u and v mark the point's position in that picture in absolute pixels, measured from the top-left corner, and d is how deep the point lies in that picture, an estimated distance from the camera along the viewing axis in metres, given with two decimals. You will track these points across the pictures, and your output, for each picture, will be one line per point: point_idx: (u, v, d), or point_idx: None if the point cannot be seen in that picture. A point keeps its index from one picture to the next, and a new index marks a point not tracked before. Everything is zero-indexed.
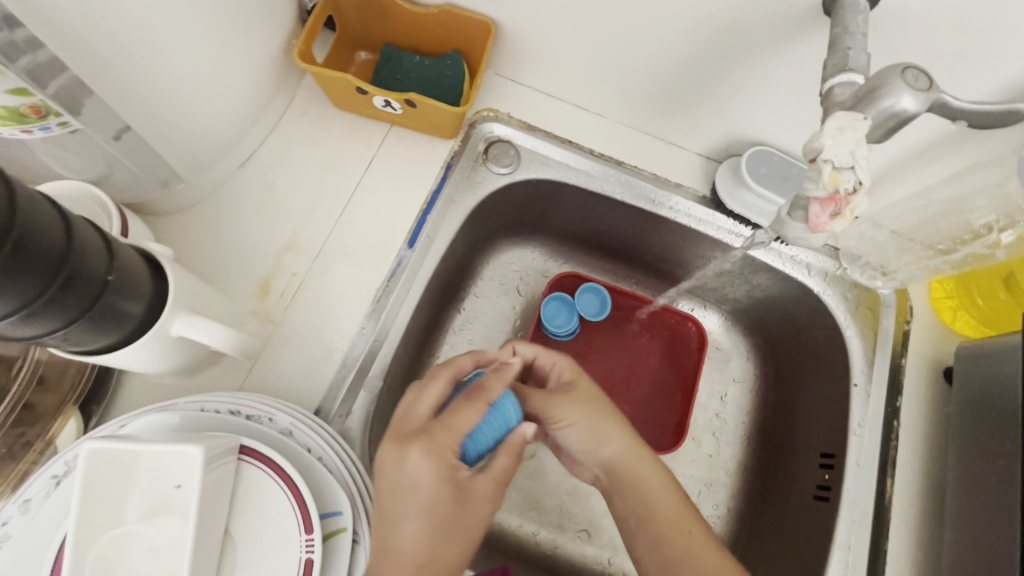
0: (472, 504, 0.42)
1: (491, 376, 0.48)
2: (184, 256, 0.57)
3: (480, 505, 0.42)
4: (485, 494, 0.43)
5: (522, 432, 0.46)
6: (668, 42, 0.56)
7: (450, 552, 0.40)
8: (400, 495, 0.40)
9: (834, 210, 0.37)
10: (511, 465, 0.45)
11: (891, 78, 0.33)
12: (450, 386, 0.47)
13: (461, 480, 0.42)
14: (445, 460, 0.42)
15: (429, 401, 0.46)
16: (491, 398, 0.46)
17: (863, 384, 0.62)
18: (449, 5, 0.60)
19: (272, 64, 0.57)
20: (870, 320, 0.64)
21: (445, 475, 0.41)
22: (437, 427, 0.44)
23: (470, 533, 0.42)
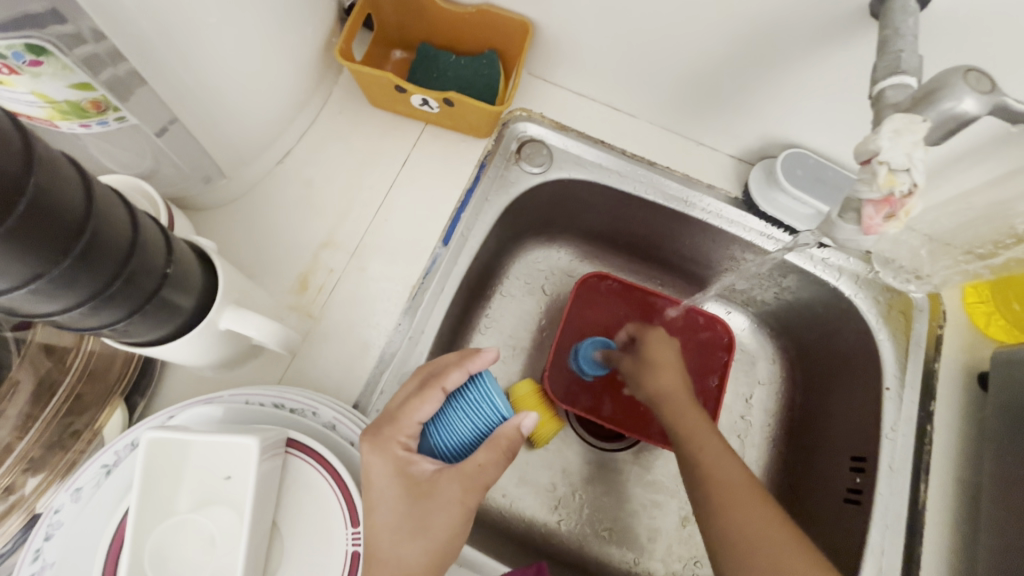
0: (443, 496, 0.41)
1: (458, 367, 0.45)
2: (224, 250, 0.57)
3: (447, 504, 0.41)
4: (454, 491, 0.41)
5: (509, 424, 0.43)
6: (706, 44, 0.56)
7: (414, 548, 0.40)
8: (365, 485, 0.42)
9: (888, 212, 0.37)
10: (493, 462, 0.42)
11: (951, 82, 0.33)
12: (440, 391, 0.44)
13: (414, 470, 0.42)
14: (394, 454, 0.42)
15: (424, 409, 0.44)
16: (451, 388, 0.45)
17: (895, 389, 0.62)
18: (487, 5, 0.60)
19: (312, 62, 0.58)
20: (903, 324, 0.64)
21: (397, 466, 0.42)
22: (409, 427, 0.44)
23: (436, 530, 0.41)
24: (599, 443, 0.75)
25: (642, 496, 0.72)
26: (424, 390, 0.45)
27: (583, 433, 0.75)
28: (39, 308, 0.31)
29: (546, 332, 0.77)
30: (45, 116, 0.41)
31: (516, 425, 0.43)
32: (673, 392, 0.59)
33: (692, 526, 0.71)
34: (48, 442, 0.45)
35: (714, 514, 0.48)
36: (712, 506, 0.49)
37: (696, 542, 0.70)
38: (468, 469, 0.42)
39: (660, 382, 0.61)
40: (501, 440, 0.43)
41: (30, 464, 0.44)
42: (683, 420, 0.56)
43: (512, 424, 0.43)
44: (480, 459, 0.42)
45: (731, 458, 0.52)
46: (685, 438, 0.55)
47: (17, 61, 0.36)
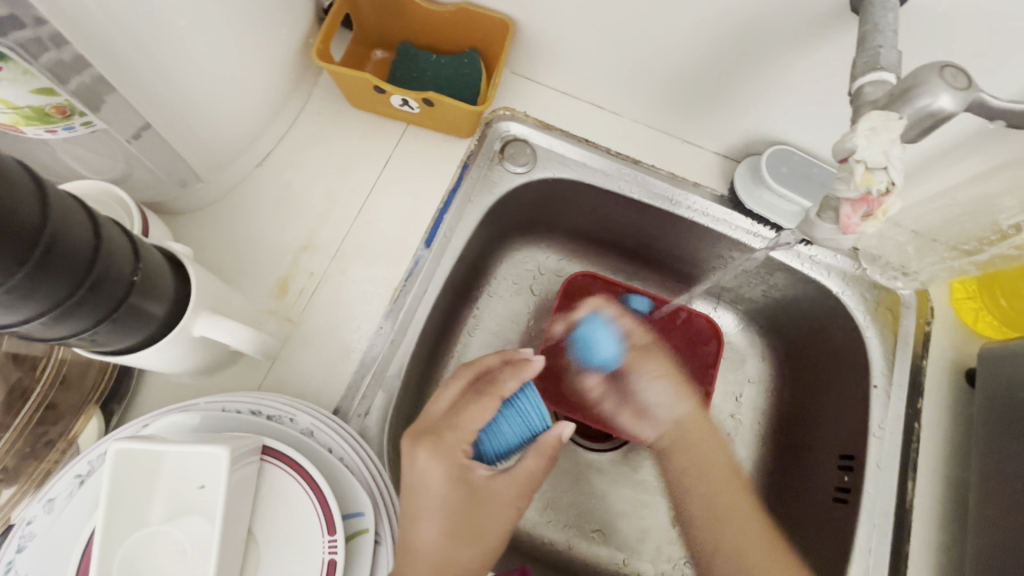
0: (498, 501, 0.43)
1: (512, 375, 0.48)
2: (202, 256, 0.57)
3: (504, 509, 0.43)
4: (510, 496, 0.44)
5: (554, 433, 0.46)
6: (688, 41, 0.55)
7: (469, 550, 0.42)
8: (414, 493, 0.42)
9: (865, 211, 0.37)
10: (540, 468, 0.46)
11: (927, 78, 0.33)
12: (498, 398, 0.46)
13: (475, 477, 0.43)
14: (457, 461, 0.42)
15: (483, 415, 0.45)
16: (507, 395, 0.47)
17: (883, 387, 0.62)
18: (467, 3, 0.59)
19: (290, 63, 0.57)
20: (891, 321, 0.64)
21: (456, 473, 0.42)
22: (469, 434, 0.44)
23: (489, 534, 0.43)
24: (587, 443, 0.74)
25: (631, 496, 0.72)
26: (481, 395, 0.46)
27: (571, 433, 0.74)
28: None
29: (534, 332, 0.76)
30: (10, 122, 0.40)
31: (559, 434, 0.46)
32: (690, 418, 0.63)
33: None
34: (21, 452, 0.44)
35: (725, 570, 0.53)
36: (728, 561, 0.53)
37: None
38: (524, 475, 0.45)
39: (698, 441, 0.61)
40: (545, 448, 0.46)
41: (4, 474, 0.43)
42: (711, 474, 0.59)
43: (557, 433, 0.46)
44: (531, 464, 0.45)
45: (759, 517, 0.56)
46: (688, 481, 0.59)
47: None
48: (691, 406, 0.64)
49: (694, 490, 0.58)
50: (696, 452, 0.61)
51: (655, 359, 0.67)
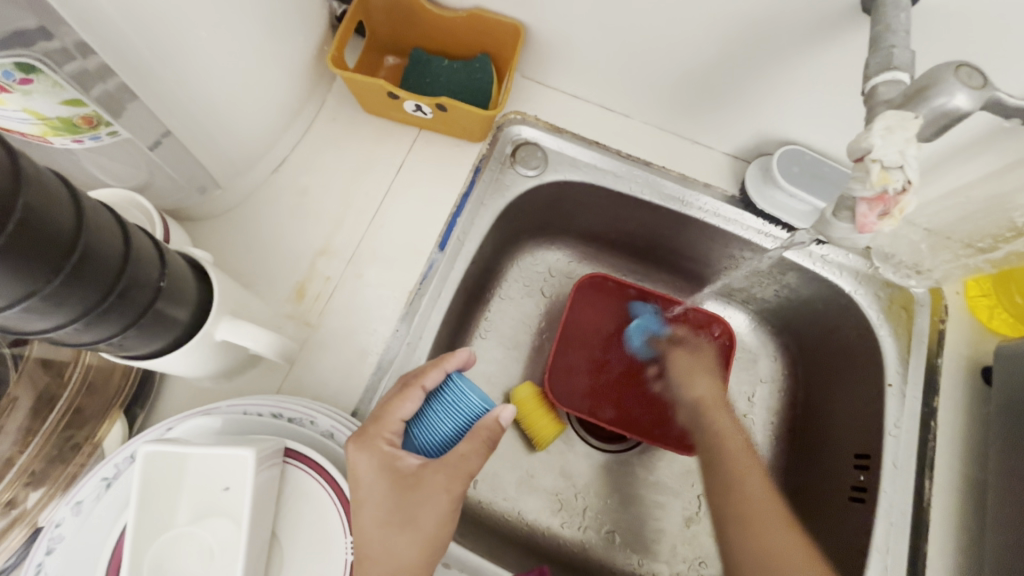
0: (424, 487, 0.41)
1: (435, 367, 0.46)
2: (221, 261, 0.58)
3: (436, 495, 0.41)
4: (439, 482, 0.41)
5: (488, 416, 0.44)
6: (699, 42, 0.56)
7: (401, 540, 0.40)
8: (352, 484, 0.42)
9: (882, 210, 0.37)
10: (476, 452, 0.43)
11: (943, 78, 0.33)
12: (420, 389, 0.45)
13: (401, 465, 0.42)
14: (381, 451, 0.42)
15: (407, 407, 0.45)
16: (430, 386, 0.46)
17: (898, 385, 0.61)
18: (478, 9, 0.60)
19: (305, 71, 0.58)
20: (904, 319, 0.64)
21: (383, 463, 0.42)
22: (394, 424, 0.44)
23: (424, 522, 0.41)
24: (600, 444, 0.75)
25: (645, 497, 0.72)
26: (405, 389, 0.46)
27: (585, 434, 0.75)
28: (33, 325, 0.31)
29: (546, 334, 0.77)
30: (37, 133, 0.41)
31: (496, 416, 0.45)
32: (703, 398, 0.64)
33: (696, 526, 0.71)
34: (49, 456, 0.45)
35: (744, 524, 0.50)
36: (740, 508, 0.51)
37: (700, 542, 0.70)
38: (458, 458, 0.42)
39: (714, 416, 0.62)
40: (482, 430, 0.44)
41: (32, 477, 0.44)
42: (728, 448, 0.57)
43: (492, 415, 0.44)
44: (463, 449, 0.43)
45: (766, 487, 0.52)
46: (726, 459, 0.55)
47: (6, 79, 0.36)
48: (710, 385, 0.66)
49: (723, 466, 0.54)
50: (715, 428, 0.60)
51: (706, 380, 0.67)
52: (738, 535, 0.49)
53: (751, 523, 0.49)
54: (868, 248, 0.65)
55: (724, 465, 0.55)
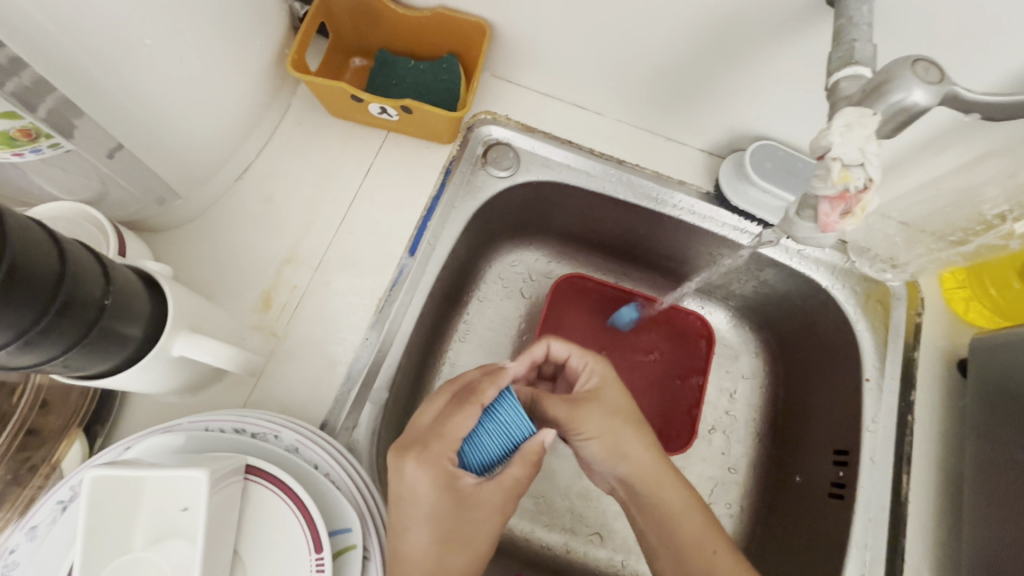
0: (483, 507, 0.43)
1: (492, 383, 0.47)
2: (184, 272, 0.56)
3: (489, 515, 0.43)
4: (497, 502, 0.44)
5: (538, 440, 0.46)
6: (667, 38, 0.55)
7: (458, 556, 0.42)
8: (403, 501, 0.42)
9: (844, 209, 0.36)
10: (526, 476, 0.45)
11: (900, 73, 0.32)
12: (479, 406, 0.45)
13: (461, 485, 0.42)
14: (445, 470, 0.42)
15: (465, 424, 0.44)
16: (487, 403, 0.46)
17: (875, 380, 0.61)
18: (442, 8, 0.58)
19: (265, 75, 0.57)
20: (881, 313, 0.63)
21: (443, 482, 0.42)
22: (456, 442, 0.44)
23: (479, 538, 0.43)
24: None
25: None
26: (464, 405, 0.45)
27: None
28: None
29: (525, 335, 0.76)
30: None
31: (542, 441, 0.46)
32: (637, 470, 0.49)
33: None
34: (4, 480, 0.44)
35: None
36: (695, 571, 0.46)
37: None
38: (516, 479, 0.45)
39: (658, 490, 0.49)
40: (532, 455, 0.46)
41: None
42: (659, 501, 0.49)
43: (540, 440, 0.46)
44: (516, 473, 0.45)
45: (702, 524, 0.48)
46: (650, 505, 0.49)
47: None
48: (647, 453, 0.50)
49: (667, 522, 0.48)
50: (658, 501, 0.49)
51: (597, 409, 0.50)
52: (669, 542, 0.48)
53: (687, 557, 0.46)
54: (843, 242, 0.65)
55: (668, 526, 0.48)
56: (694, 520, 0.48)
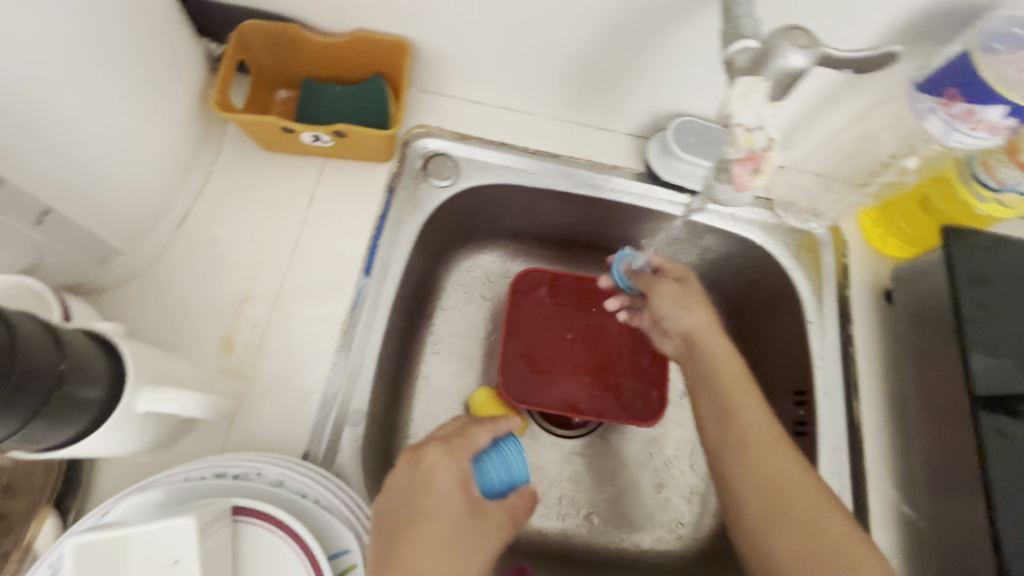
0: (485, 525, 0.42)
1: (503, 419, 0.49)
2: (136, 329, 0.55)
3: (490, 534, 0.42)
4: (499, 521, 0.43)
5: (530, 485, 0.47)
6: (578, 34, 0.58)
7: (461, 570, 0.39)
8: (411, 524, 0.40)
9: (754, 168, 0.40)
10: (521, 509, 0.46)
11: (779, 43, 0.36)
12: (490, 431, 0.47)
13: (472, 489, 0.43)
14: (461, 467, 0.43)
15: (476, 442, 0.46)
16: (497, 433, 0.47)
17: (817, 320, 0.66)
18: (359, 31, 0.60)
19: (190, 119, 0.56)
20: (813, 259, 0.69)
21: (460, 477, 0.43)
22: (473, 447, 0.45)
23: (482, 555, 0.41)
24: (565, 432, 0.76)
25: (616, 472, 0.74)
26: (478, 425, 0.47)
27: (549, 425, 0.76)
28: None
29: (493, 336, 0.78)
30: None
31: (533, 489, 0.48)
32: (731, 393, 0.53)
33: (667, 490, 0.74)
34: None
35: (766, 532, 0.46)
36: (760, 513, 0.47)
37: (673, 504, 0.73)
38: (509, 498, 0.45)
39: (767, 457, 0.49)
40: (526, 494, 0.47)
41: None
42: (755, 448, 0.50)
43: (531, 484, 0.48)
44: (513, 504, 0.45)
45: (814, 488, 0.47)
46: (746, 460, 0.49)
47: None
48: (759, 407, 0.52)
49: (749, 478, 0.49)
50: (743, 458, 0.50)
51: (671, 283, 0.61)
52: (765, 525, 0.47)
53: (782, 511, 0.46)
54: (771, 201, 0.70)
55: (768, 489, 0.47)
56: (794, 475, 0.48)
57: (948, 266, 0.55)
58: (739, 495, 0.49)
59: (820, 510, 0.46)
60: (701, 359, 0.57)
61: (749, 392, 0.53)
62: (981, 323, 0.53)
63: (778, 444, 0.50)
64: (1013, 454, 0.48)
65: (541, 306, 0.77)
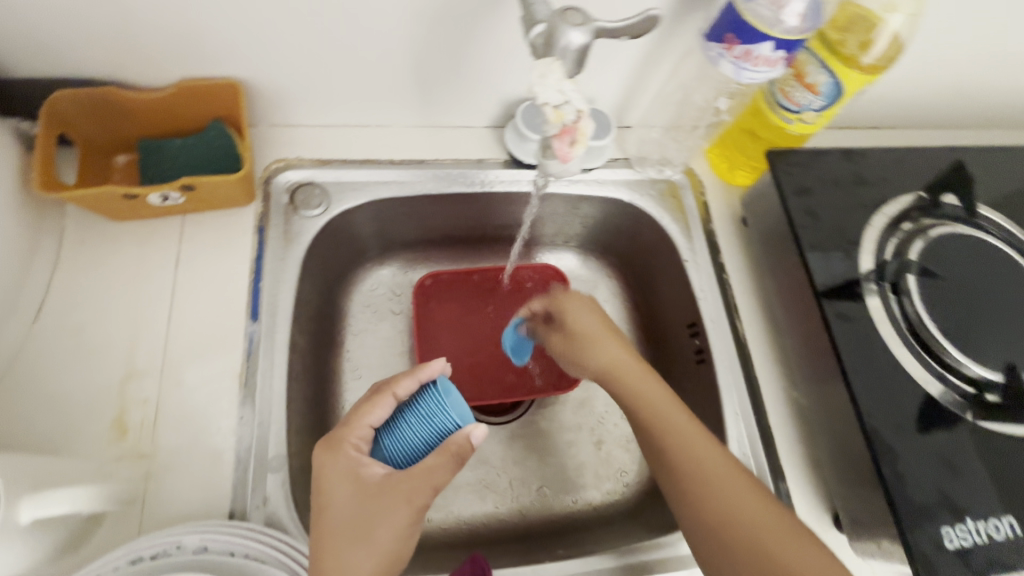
0: (391, 499, 0.43)
1: (409, 375, 0.49)
2: (9, 440, 0.51)
3: (393, 509, 0.43)
4: (404, 492, 0.43)
5: (460, 434, 0.45)
6: (405, 42, 0.60)
7: (359, 551, 0.42)
8: (321, 523, 0.43)
9: (571, 140, 0.43)
10: (444, 469, 0.44)
11: (559, 24, 0.39)
12: (390, 395, 0.48)
13: (365, 473, 0.44)
14: (349, 456, 0.45)
15: (375, 412, 0.48)
16: (400, 392, 0.48)
17: (692, 257, 0.71)
18: (184, 80, 0.58)
19: (16, 207, 0.53)
20: (676, 203, 0.74)
21: (351, 466, 0.45)
22: (359, 429, 0.47)
23: (377, 538, 0.42)
24: (499, 418, 0.77)
25: (555, 442, 0.75)
26: (377, 395, 0.48)
27: (483, 417, 0.78)
28: None
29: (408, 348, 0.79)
30: None
31: (468, 433, 0.45)
32: (631, 391, 0.52)
33: (607, 443, 0.75)
34: None
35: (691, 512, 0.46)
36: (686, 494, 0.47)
37: (615, 455, 0.74)
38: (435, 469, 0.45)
39: (667, 427, 0.49)
40: (450, 447, 0.45)
41: None
42: (661, 427, 0.49)
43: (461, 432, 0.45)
44: (427, 462, 0.44)
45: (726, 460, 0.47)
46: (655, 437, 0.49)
47: None
48: (653, 382, 0.52)
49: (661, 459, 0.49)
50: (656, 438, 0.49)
51: (572, 304, 0.57)
52: (691, 506, 0.46)
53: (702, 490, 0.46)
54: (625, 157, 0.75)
55: (682, 465, 0.48)
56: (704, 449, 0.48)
57: (778, 189, 0.57)
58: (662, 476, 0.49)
59: (736, 503, 0.45)
60: (615, 390, 0.53)
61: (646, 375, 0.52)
62: (810, 229, 0.54)
63: (685, 422, 0.49)
64: (848, 337, 0.49)
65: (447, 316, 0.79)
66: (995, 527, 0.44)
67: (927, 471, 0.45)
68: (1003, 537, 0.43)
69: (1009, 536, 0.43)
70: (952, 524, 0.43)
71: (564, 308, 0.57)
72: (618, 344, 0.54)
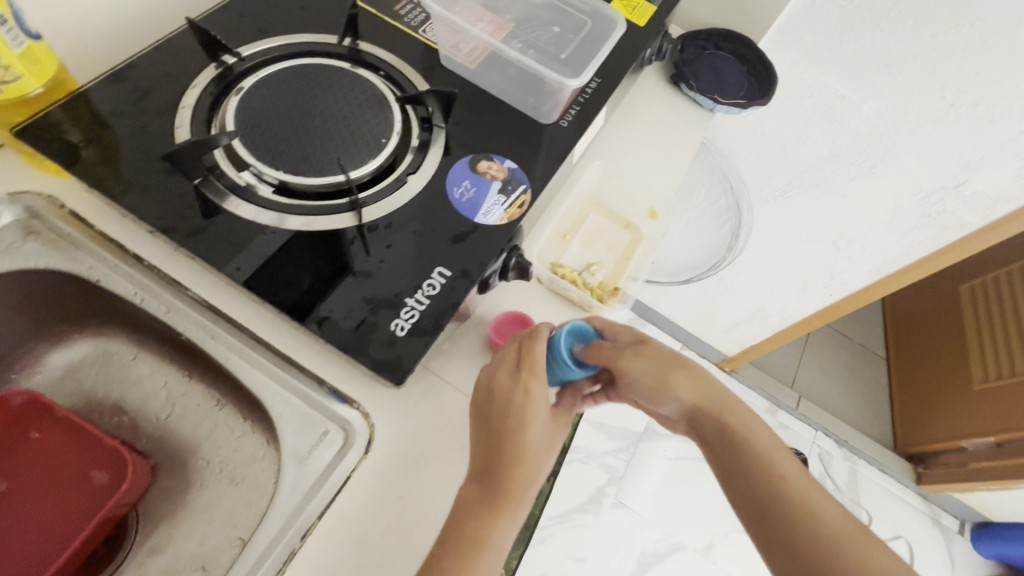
0: (541, 454, 0.47)
1: (538, 344, 0.48)
2: None
3: (535, 467, 0.47)
4: (544, 445, 0.48)
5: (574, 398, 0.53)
6: None
7: (518, 500, 0.45)
8: (515, 465, 0.45)
9: None
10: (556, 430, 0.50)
11: None
12: (538, 370, 0.48)
13: (533, 432, 0.46)
14: (540, 411, 0.47)
15: (536, 390, 0.47)
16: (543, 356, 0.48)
17: (249, 177, 0.46)
18: None
19: None
20: (197, 110, 0.48)
21: (523, 414, 0.46)
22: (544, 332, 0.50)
23: (516, 485, 0.45)
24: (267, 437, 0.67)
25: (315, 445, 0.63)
26: (522, 377, 0.47)
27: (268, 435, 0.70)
28: None
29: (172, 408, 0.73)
30: None
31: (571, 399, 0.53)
32: (711, 399, 0.51)
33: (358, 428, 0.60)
34: None
35: (777, 500, 0.47)
36: (765, 483, 0.48)
37: None
38: (536, 415, 0.47)
39: (775, 456, 0.49)
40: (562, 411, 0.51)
41: None
42: (770, 457, 0.49)
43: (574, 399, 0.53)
44: (551, 434, 0.49)
45: (801, 470, 0.50)
46: (762, 463, 0.49)
47: None
48: (693, 389, 0.51)
49: (754, 477, 0.48)
50: (753, 454, 0.49)
51: (638, 358, 0.51)
52: (766, 493, 0.48)
53: (769, 476, 0.48)
54: (70, 82, 0.49)
55: (756, 474, 0.48)
56: (788, 460, 0.50)
57: (152, 209, 0.44)
58: (764, 498, 0.48)
59: (789, 478, 0.48)
60: (729, 441, 0.50)
61: (722, 390, 0.53)
62: (135, 172, 0.46)
63: (772, 437, 0.51)
64: (230, 249, 0.44)
65: (26, 458, 0.53)
66: (431, 286, 0.44)
67: (363, 305, 0.43)
68: (436, 292, 0.44)
69: (440, 285, 0.45)
70: (399, 316, 0.43)
71: (628, 333, 0.53)
72: (687, 375, 0.52)
